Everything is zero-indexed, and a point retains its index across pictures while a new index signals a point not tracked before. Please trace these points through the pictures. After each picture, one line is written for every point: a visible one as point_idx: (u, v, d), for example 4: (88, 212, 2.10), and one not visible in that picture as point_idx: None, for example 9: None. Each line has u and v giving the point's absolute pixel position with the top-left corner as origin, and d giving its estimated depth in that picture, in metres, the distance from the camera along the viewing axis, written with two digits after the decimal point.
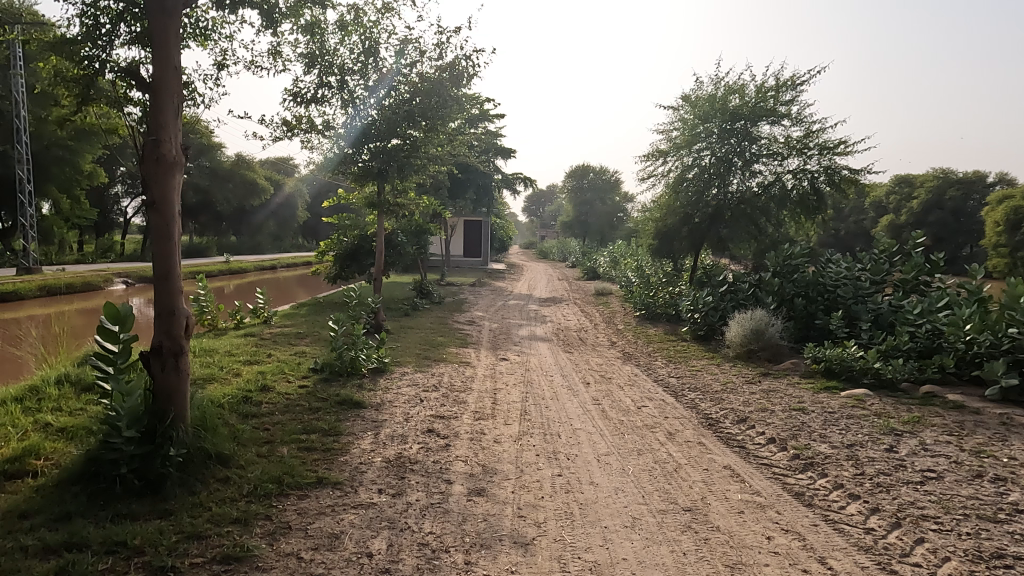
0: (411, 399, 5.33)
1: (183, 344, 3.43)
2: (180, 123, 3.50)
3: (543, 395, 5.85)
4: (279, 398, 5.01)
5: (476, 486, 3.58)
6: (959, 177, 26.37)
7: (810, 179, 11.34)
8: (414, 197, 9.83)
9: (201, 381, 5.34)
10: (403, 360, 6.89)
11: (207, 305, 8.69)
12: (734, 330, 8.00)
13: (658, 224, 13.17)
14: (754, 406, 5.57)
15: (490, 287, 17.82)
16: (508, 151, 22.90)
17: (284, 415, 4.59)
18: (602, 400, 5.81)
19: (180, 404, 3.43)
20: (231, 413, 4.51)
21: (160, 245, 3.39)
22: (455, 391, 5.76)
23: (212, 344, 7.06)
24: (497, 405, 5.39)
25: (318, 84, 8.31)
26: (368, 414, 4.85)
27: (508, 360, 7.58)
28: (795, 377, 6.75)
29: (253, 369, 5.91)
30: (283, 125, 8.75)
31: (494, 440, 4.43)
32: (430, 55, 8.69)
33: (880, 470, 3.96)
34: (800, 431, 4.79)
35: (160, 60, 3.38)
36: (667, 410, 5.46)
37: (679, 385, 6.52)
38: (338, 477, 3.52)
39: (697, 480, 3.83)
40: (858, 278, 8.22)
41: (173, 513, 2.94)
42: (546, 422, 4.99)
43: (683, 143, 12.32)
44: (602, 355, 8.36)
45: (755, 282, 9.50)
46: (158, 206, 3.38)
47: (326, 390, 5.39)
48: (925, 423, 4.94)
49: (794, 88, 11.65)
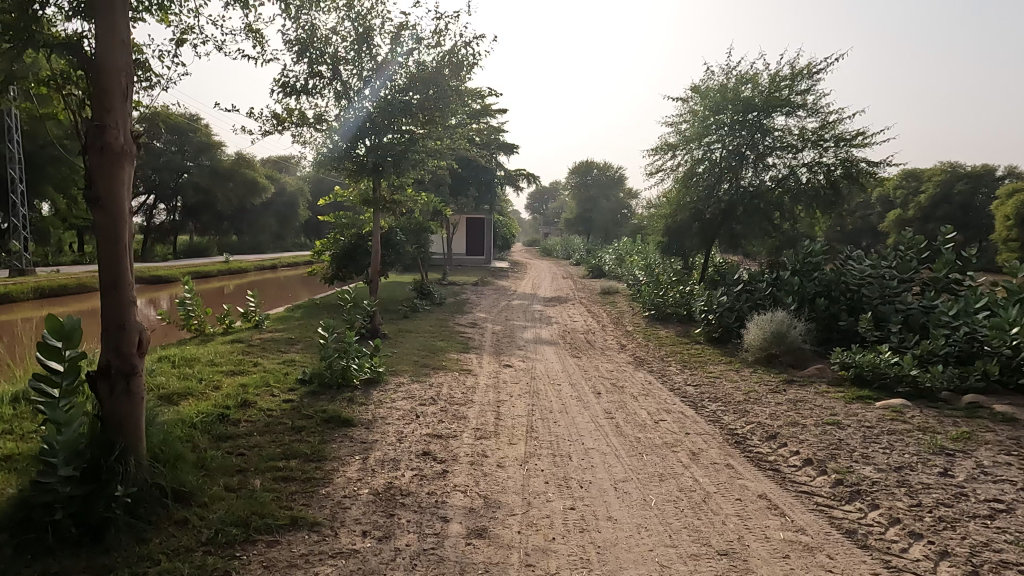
0: (406, 416, 4.84)
1: (136, 365, 2.97)
2: (129, 105, 3.00)
3: (551, 408, 5.36)
4: (260, 416, 4.53)
5: (476, 525, 3.10)
6: (967, 170, 25.76)
7: (826, 172, 10.85)
8: (412, 193, 9.34)
9: (175, 395, 4.86)
10: (400, 369, 6.40)
11: (194, 308, 8.23)
12: (754, 333, 7.48)
13: (667, 221, 12.65)
14: (783, 420, 5.06)
15: (493, 287, 17.31)
16: (513, 147, 22.40)
17: (262, 436, 4.12)
18: (616, 413, 5.31)
19: (132, 434, 2.95)
20: (203, 435, 4.03)
21: (106, 250, 2.91)
22: (454, 404, 5.28)
23: (195, 351, 6.59)
24: (501, 421, 4.90)
25: (309, 73, 7.89)
26: (357, 433, 4.36)
27: (513, 367, 7.09)
28: (822, 386, 6.23)
29: (235, 381, 5.44)
30: (272, 118, 8.35)
31: (496, 464, 3.95)
32: (429, 42, 8.24)
33: (939, 499, 3.46)
34: (839, 450, 4.28)
35: (104, 32, 2.89)
36: (688, 426, 4.95)
37: (697, 395, 6.01)
38: (317, 517, 3.04)
39: (729, 513, 3.35)
40: (885, 276, 7.69)
41: (112, 571, 2.47)
42: (555, 440, 4.49)
43: (693, 136, 11.83)
44: (612, 360, 7.87)
45: (772, 281, 8.98)
46: (103, 204, 2.90)
47: (313, 406, 4.90)
48: (978, 441, 4.43)
49: (810, 77, 11.12)
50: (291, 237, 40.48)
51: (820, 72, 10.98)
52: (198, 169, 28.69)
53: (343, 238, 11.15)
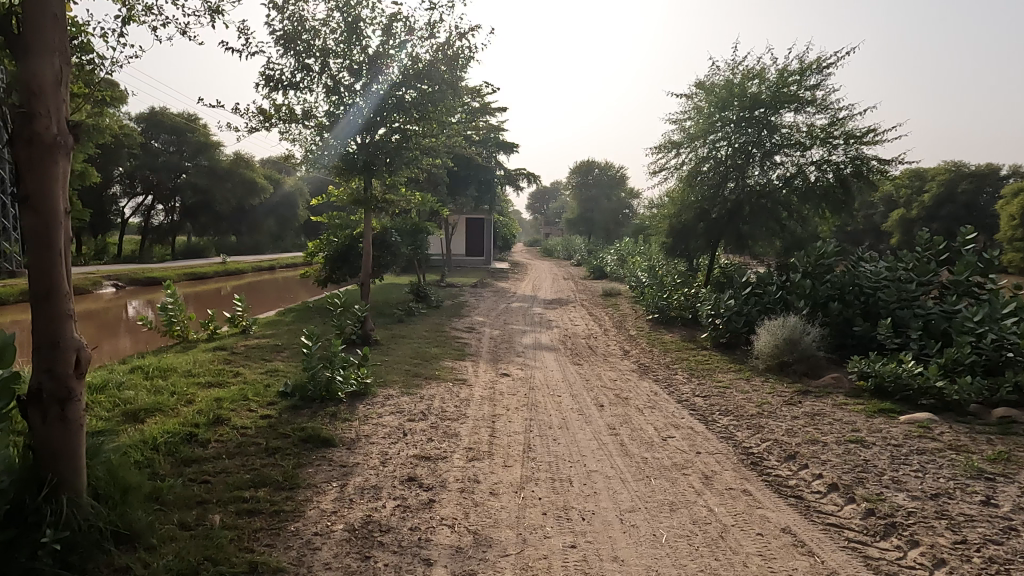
0: (392, 434, 4.46)
1: (75, 389, 2.60)
2: (63, 89, 2.61)
3: (550, 423, 4.96)
4: (232, 435, 4.14)
5: (463, 568, 2.72)
6: (971, 169, 25.32)
7: (835, 170, 10.48)
8: (405, 193, 8.94)
9: (142, 411, 4.47)
10: (389, 380, 6.01)
11: (177, 313, 7.84)
12: (764, 339, 7.09)
13: (671, 221, 12.25)
14: (801, 437, 4.67)
15: (492, 288, 16.92)
16: (513, 145, 21.98)
17: (232, 460, 3.74)
18: (620, 428, 4.92)
19: (67, 467, 2.56)
20: (165, 459, 3.65)
21: (36, 255, 2.51)
22: (446, 420, 4.90)
23: (172, 361, 6.20)
24: (495, 439, 4.51)
25: (296, 65, 7.51)
26: (336, 455, 3.97)
27: (511, 376, 6.69)
28: (839, 397, 5.84)
29: (211, 394, 5.05)
30: (258, 113, 7.99)
31: (488, 491, 3.56)
32: (422, 34, 7.86)
33: (985, 535, 3.08)
34: (865, 474, 3.91)
35: (32, 4, 2.50)
36: (699, 443, 4.56)
37: (708, 407, 5.62)
38: (281, 561, 2.66)
39: (751, 552, 2.96)
40: (902, 279, 7.31)
41: None
42: (554, 462, 4.11)
43: (698, 133, 11.46)
44: (615, 368, 7.46)
45: (783, 284, 8.59)
46: (32, 203, 2.50)
47: (291, 423, 4.51)
48: (1017, 463, 4.04)
49: (820, 71, 10.72)
50: (290, 237, 40.05)
51: (830, 67, 10.57)
52: (196, 170, 28.16)
53: (336, 239, 10.78)
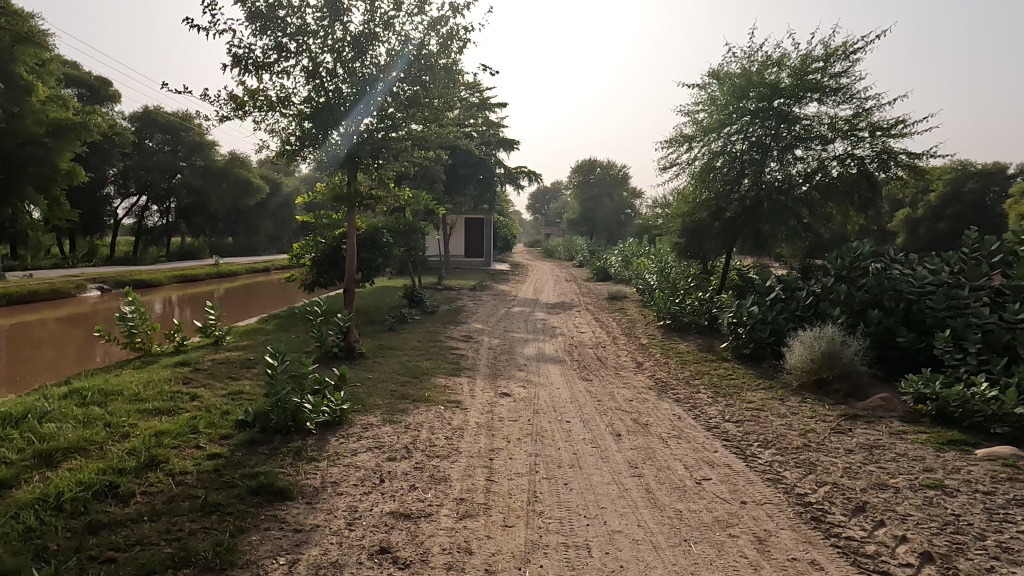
0: (366, 479, 3.63)
1: None
2: None
3: (559, 461, 4.12)
4: (163, 486, 3.31)
5: None
6: (978, 168, 24.40)
7: (860, 164, 9.67)
8: (393, 189, 8.11)
9: (59, 453, 3.63)
10: (370, 405, 5.16)
11: (138, 323, 6.97)
12: (797, 353, 6.26)
13: (684, 220, 11.42)
14: (864, 480, 3.84)
15: (493, 292, 16.12)
16: (513, 142, 21.07)
17: (153, 524, 2.91)
18: (643, 467, 4.09)
19: None
20: (66, 528, 2.81)
21: None
22: (434, 457, 4.07)
23: (122, 381, 5.37)
24: (493, 485, 3.67)
25: (270, 45, 6.67)
26: (292, 514, 3.14)
27: (511, 396, 5.84)
28: (894, 423, 5.01)
29: (153, 426, 4.20)
30: (230, 100, 7.17)
31: (483, 569, 2.72)
32: (412, 11, 7.02)
33: None
34: (962, 536, 3.07)
35: None
36: (742, 489, 3.72)
37: (742, 436, 4.79)
38: None
39: None
40: (951, 284, 6.46)
41: None
42: (567, 518, 3.28)
43: (711, 126, 10.56)
44: (629, 384, 6.63)
45: (813, 289, 7.75)
46: None
47: (241, 466, 3.67)
48: None
49: (846, 57, 9.88)
50: (288, 237, 39.30)
51: (857, 51, 9.73)
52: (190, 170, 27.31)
53: (324, 240, 9.94)
